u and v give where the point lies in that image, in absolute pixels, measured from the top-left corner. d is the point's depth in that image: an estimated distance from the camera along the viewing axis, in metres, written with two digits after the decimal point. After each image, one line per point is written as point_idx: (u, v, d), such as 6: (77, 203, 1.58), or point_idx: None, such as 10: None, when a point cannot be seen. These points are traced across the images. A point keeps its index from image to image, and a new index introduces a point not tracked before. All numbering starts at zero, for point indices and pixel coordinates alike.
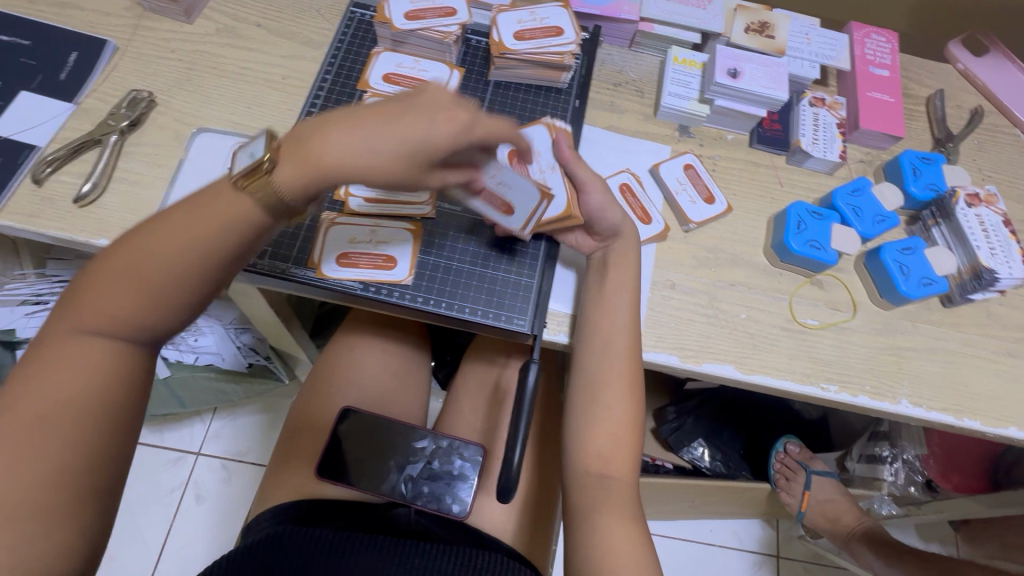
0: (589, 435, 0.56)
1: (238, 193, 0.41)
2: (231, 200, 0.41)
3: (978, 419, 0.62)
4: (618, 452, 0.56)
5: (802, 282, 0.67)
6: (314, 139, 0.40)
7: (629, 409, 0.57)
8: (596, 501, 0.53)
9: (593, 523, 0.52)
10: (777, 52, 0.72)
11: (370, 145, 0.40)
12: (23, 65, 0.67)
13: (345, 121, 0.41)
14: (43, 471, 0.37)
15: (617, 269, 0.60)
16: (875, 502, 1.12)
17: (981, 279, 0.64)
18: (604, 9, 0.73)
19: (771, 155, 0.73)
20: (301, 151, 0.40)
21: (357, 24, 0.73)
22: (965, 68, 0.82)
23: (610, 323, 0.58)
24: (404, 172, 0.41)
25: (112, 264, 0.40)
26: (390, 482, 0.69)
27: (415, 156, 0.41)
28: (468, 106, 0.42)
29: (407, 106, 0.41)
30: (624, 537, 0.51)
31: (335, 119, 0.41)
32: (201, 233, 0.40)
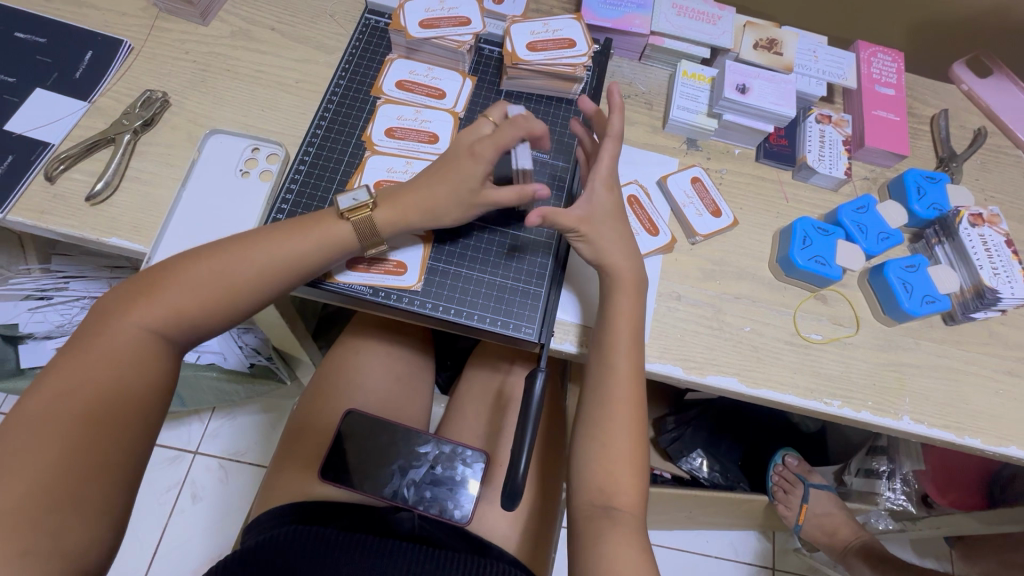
0: (594, 444, 0.56)
1: (344, 222, 0.57)
2: (340, 224, 0.57)
3: (979, 437, 0.63)
4: (622, 483, 0.55)
5: (806, 297, 0.67)
6: (401, 196, 0.59)
7: (627, 435, 0.56)
8: (598, 532, 0.53)
9: (598, 552, 0.52)
10: (785, 69, 0.73)
11: (433, 191, 0.58)
12: (39, 63, 0.67)
13: (412, 188, 0.59)
14: (89, 467, 0.43)
15: (608, 289, 0.59)
16: (872, 516, 1.13)
17: (983, 298, 0.64)
18: (615, 21, 0.73)
19: (777, 169, 0.74)
20: (394, 202, 0.58)
21: (371, 30, 0.74)
22: (969, 89, 0.83)
23: (618, 349, 0.57)
24: (455, 199, 0.58)
25: (200, 281, 0.52)
26: (393, 486, 0.69)
27: (462, 186, 0.58)
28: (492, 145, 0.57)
29: (449, 161, 0.59)
30: (631, 564, 0.50)
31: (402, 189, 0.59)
32: (290, 252, 0.55)
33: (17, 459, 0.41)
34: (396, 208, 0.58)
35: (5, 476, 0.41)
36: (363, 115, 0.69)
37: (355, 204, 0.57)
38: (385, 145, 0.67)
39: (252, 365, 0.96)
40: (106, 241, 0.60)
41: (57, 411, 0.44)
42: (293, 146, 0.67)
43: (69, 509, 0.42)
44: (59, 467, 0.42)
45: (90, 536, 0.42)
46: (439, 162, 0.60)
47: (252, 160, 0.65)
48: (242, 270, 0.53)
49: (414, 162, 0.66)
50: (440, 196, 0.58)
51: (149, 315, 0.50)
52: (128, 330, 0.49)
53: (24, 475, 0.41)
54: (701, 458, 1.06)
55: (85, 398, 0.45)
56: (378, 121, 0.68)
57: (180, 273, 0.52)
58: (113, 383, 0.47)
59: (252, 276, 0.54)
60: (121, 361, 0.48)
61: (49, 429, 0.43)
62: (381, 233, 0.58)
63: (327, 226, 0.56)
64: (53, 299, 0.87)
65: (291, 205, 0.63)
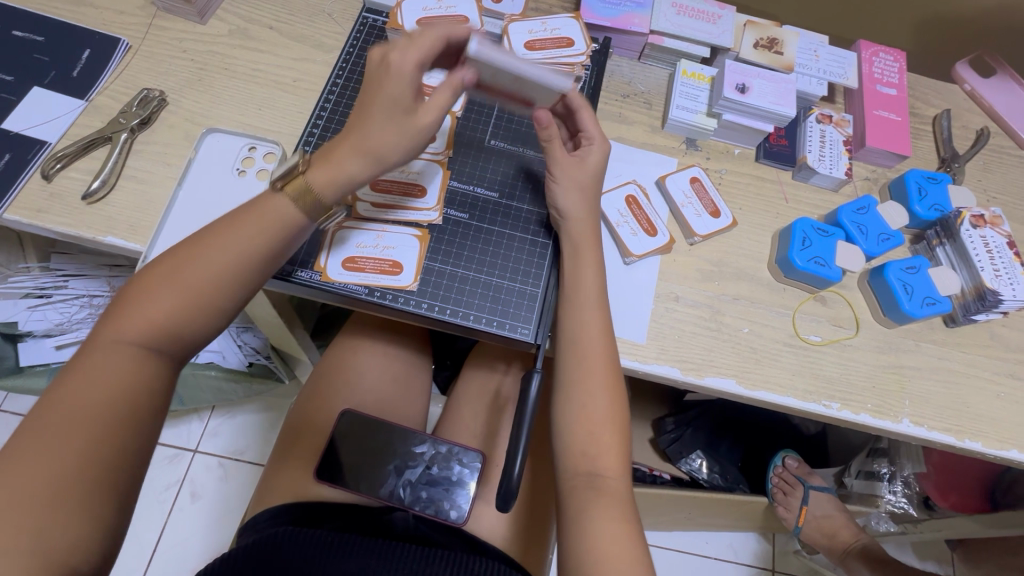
0: (572, 428, 0.55)
1: (280, 194, 0.52)
2: (277, 202, 0.52)
3: (979, 440, 0.62)
4: (602, 445, 0.54)
5: (805, 298, 0.67)
6: (331, 159, 0.52)
7: (610, 406, 0.55)
8: (583, 502, 0.52)
9: (581, 524, 0.51)
10: (786, 68, 0.72)
11: (380, 134, 0.52)
12: (37, 62, 0.67)
13: (350, 144, 0.52)
14: (85, 461, 0.41)
15: (588, 268, 0.59)
16: (872, 519, 1.14)
17: (984, 300, 0.64)
18: (614, 21, 0.73)
19: (777, 169, 0.73)
20: (328, 165, 0.53)
21: (369, 29, 0.74)
22: (972, 88, 0.82)
23: (589, 327, 0.57)
24: (395, 136, 0.52)
25: (188, 268, 0.49)
26: (389, 486, 0.69)
27: (402, 123, 0.52)
28: (450, 85, 0.52)
29: (376, 101, 0.52)
30: (614, 538, 0.49)
31: (342, 148, 0.53)
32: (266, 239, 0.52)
33: (20, 456, 0.40)
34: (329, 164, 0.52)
35: (9, 470, 0.40)
36: None
37: (285, 172, 0.53)
38: None
39: (252, 364, 0.97)
40: (102, 240, 0.60)
41: (63, 406, 0.43)
42: (289, 146, 0.67)
43: (55, 505, 0.40)
44: (54, 465, 0.40)
45: (78, 534, 0.40)
46: (364, 104, 0.52)
47: (248, 158, 0.65)
48: (228, 254, 0.50)
49: None
50: (384, 138, 0.52)
51: (141, 308, 0.47)
52: (141, 317, 0.47)
53: (9, 481, 0.39)
54: (701, 459, 1.05)
55: (91, 393, 0.44)
56: None
57: (160, 268, 0.49)
58: (118, 375, 0.45)
59: (233, 261, 0.50)
60: (123, 351, 0.46)
61: (45, 430, 0.42)
62: (324, 199, 0.53)
63: (268, 208, 0.52)
64: (52, 297, 0.88)
65: None
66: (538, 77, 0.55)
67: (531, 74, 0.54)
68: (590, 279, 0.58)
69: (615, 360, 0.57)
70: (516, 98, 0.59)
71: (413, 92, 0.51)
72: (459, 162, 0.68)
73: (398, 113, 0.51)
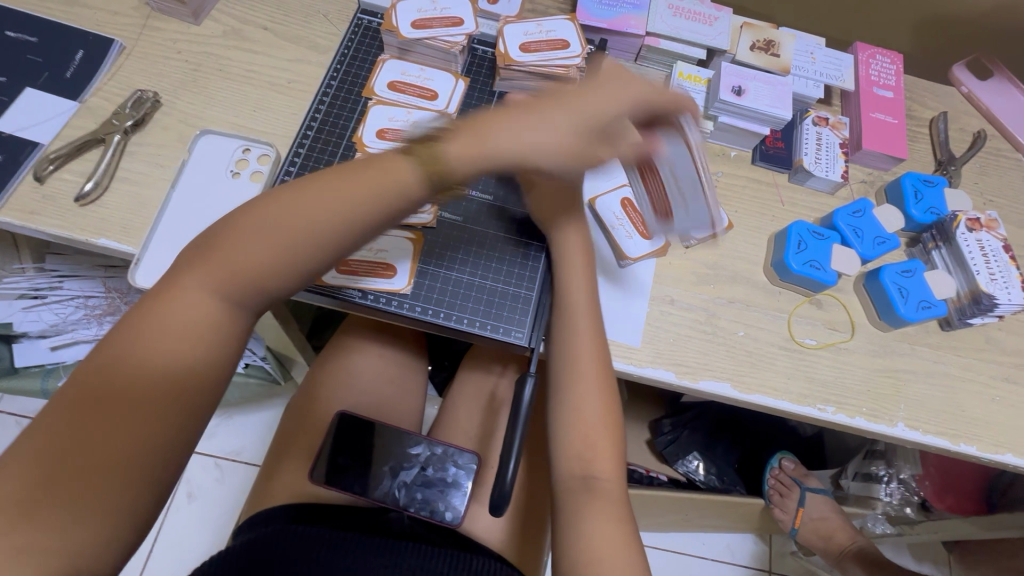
0: (568, 433, 0.55)
1: (400, 163, 0.42)
2: (392, 169, 0.42)
3: (974, 444, 0.62)
4: (598, 448, 0.54)
5: (801, 301, 0.67)
6: (496, 132, 0.41)
7: (603, 409, 0.56)
8: (576, 506, 0.51)
9: (578, 528, 0.50)
10: (782, 70, 0.72)
11: (541, 129, 0.41)
12: (30, 63, 0.67)
13: (513, 122, 0.41)
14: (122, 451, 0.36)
15: (579, 273, 0.60)
16: (869, 520, 1.13)
17: (980, 304, 0.64)
18: (610, 22, 0.73)
19: (773, 172, 0.73)
20: (473, 134, 0.41)
21: (364, 31, 0.74)
22: (969, 91, 0.82)
23: (581, 331, 0.57)
24: (569, 141, 0.41)
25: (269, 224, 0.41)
26: (384, 488, 0.69)
27: (580, 128, 0.41)
28: (636, 84, 0.44)
29: (585, 86, 0.43)
30: (609, 539, 0.49)
31: (490, 123, 0.41)
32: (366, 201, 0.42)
33: (59, 429, 0.35)
34: (476, 132, 0.41)
35: (46, 445, 0.35)
36: (354, 117, 0.68)
37: (417, 137, 0.43)
38: (376, 147, 0.66)
39: (247, 364, 0.97)
40: (95, 242, 0.60)
41: (112, 376, 0.37)
42: (283, 147, 0.67)
43: (90, 495, 0.35)
44: (90, 450, 0.35)
45: (104, 532, 0.35)
46: (547, 93, 0.43)
47: (242, 160, 0.65)
48: (318, 214, 0.41)
49: (414, 112, 0.68)
50: (547, 132, 0.41)
51: (215, 268, 0.41)
52: (208, 280, 0.41)
53: (45, 459, 0.34)
54: (698, 461, 1.05)
55: (142, 367, 0.38)
56: (370, 123, 0.67)
57: (250, 218, 0.42)
58: (175, 346, 0.39)
59: (323, 220, 0.41)
60: (188, 317, 0.40)
61: (89, 402, 0.36)
62: (450, 174, 0.41)
63: (379, 170, 0.42)
64: (47, 298, 0.88)
65: None
66: (703, 187, 0.52)
67: (703, 173, 0.51)
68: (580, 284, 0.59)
69: (609, 364, 0.58)
70: (662, 202, 0.56)
71: (618, 120, 0.43)
72: None
73: (574, 108, 0.42)
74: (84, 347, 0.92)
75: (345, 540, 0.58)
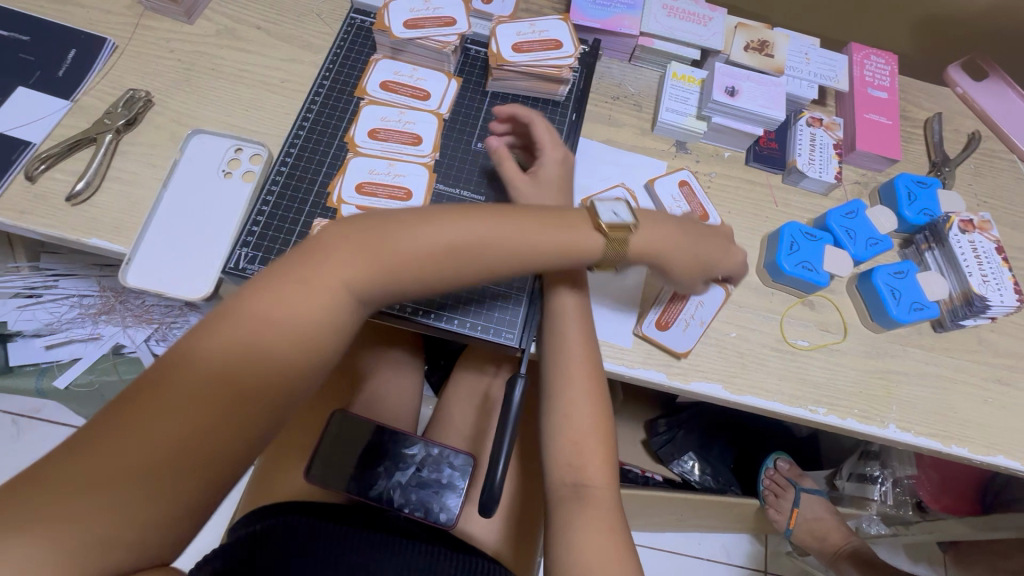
0: (559, 441, 0.55)
1: (593, 234, 0.53)
2: (585, 235, 0.53)
3: (965, 446, 0.62)
4: (588, 454, 0.54)
5: (793, 302, 0.67)
6: (650, 233, 0.56)
7: (595, 414, 0.56)
8: (568, 516, 0.52)
9: (569, 540, 0.50)
10: (776, 71, 0.72)
11: (678, 250, 0.58)
12: (22, 62, 0.67)
13: (661, 229, 0.57)
14: (223, 436, 0.39)
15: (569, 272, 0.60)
16: (863, 521, 1.13)
17: (972, 306, 0.63)
18: (604, 22, 0.73)
19: (766, 172, 0.73)
20: (646, 229, 0.56)
21: (357, 30, 0.74)
22: (964, 92, 0.82)
23: (571, 330, 0.58)
24: (686, 264, 0.58)
25: (403, 245, 0.47)
26: (379, 489, 0.68)
27: (701, 266, 0.59)
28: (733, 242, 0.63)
29: (714, 231, 0.62)
30: (600, 548, 0.49)
31: (650, 225, 0.57)
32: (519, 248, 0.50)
33: (179, 402, 0.38)
34: (646, 232, 0.56)
35: (165, 416, 0.37)
36: (346, 116, 0.68)
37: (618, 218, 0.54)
38: (368, 146, 0.67)
39: None
40: (86, 242, 0.59)
41: (228, 356, 0.40)
42: (276, 147, 0.67)
43: (173, 474, 0.37)
44: (199, 429, 0.38)
45: (177, 511, 0.38)
46: (691, 223, 0.60)
47: (234, 159, 0.65)
48: (465, 247, 0.49)
49: (407, 112, 0.69)
50: (680, 253, 0.58)
51: (349, 271, 0.45)
52: (334, 282, 0.45)
53: (163, 428, 0.37)
54: (693, 461, 1.05)
55: (257, 354, 0.41)
56: (362, 122, 0.68)
57: (387, 232, 0.47)
58: (287, 342, 0.42)
59: (460, 255, 0.49)
60: (304, 311, 0.43)
61: (207, 379, 0.39)
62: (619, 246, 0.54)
63: (566, 229, 0.53)
64: (41, 296, 0.88)
65: (274, 202, 0.63)
66: (707, 317, 0.63)
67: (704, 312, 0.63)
68: (561, 291, 0.60)
69: (600, 368, 0.58)
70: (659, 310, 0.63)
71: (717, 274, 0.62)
72: (445, 164, 0.68)
73: (694, 242, 0.59)
74: (78, 347, 0.91)
75: (345, 543, 0.58)
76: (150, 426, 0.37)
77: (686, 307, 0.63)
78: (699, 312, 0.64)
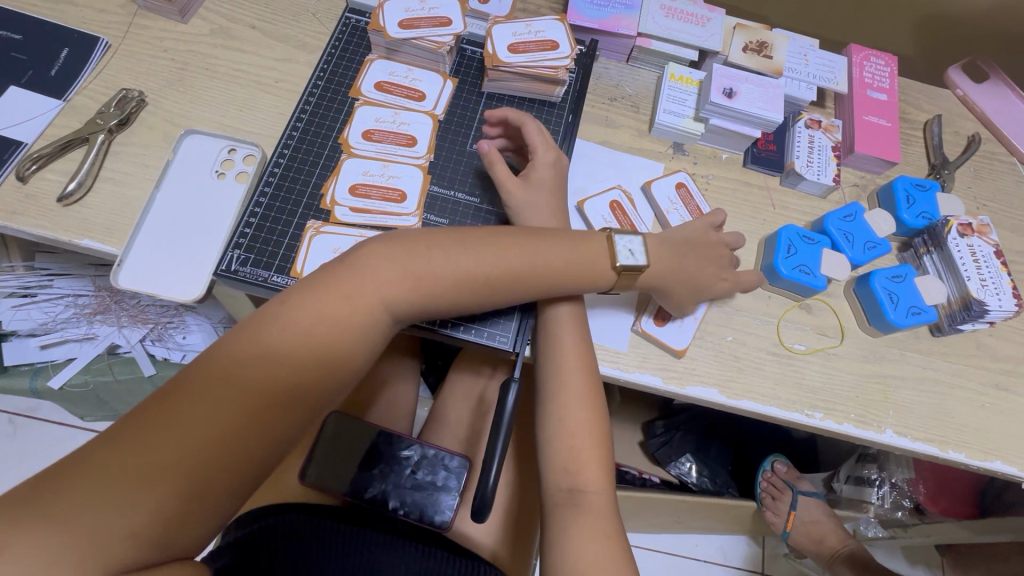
0: (554, 446, 0.55)
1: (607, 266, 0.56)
2: (603, 263, 0.56)
3: (962, 451, 0.62)
4: (583, 459, 0.54)
5: (790, 306, 0.66)
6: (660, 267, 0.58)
7: (590, 418, 0.55)
8: (563, 522, 0.51)
9: (564, 545, 0.50)
10: (774, 72, 0.72)
11: (686, 279, 0.59)
12: (14, 61, 0.66)
13: (672, 260, 0.59)
14: (246, 436, 0.40)
15: None
16: (861, 524, 1.15)
17: (970, 310, 0.63)
18: (601, 23, 0.72)
19: (764, 175, 0.72)
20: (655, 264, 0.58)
21: (352, 30, 0.73)
22: (964, 94, 0.81)
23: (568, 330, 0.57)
24: (693, 293, 0.60)
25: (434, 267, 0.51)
26: (374, 490, 0.68)
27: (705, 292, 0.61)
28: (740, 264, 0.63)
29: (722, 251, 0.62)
30: (595, 553, 0.49)
31: (660, 258, 0.58)
32: (540, 269, 0.53)
33: (220, 395, 0.40)
34: (657, 267, 0.58)
35: (205, 408, 0.39)
36: (341, 116, 0.68)
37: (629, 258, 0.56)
38: (362, 148, 0.66)
39: None
40: (77, 243, 0.59)
41: (269, 359, 0.43)
42: (269, 147, 0.66)
43: (201, 465, 0.38)
44: (230, 425, 0.40)
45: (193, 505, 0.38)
46: (701, 245, 0.61)
47: (228, 161, 0.64)
48: (490, 269, 0.52)
49: (402, 113, 0.68)
50: (688, 284, 0.59)
51: (382, 286, 0.49)
52: (370, 296, 0.48)
53: (200, 420, 0.39)
54: (690, 462, 1.04)
55: (293, 361, 0.44)
56: (356, 123, 0.67)
57: (421, 253, 0.51)
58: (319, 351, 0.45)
59: (482, 277, 0.51)
60: (338, 323, 0.46)
61: (249, 377, 0.42)
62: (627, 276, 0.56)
63: (585, 251, 0.55)
64: (36, 296, 0.87)
65: (266, 206, 0.62)
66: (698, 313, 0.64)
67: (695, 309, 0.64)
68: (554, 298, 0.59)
69: (596, 371, 0.58)
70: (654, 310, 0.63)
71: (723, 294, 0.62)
72: (440, 165, 0.67)
73: (703, 272, 0.60)
74: (73, 346, 0.91)
75: (340, 546, 0.58)
76: (192, 415, 0.39)
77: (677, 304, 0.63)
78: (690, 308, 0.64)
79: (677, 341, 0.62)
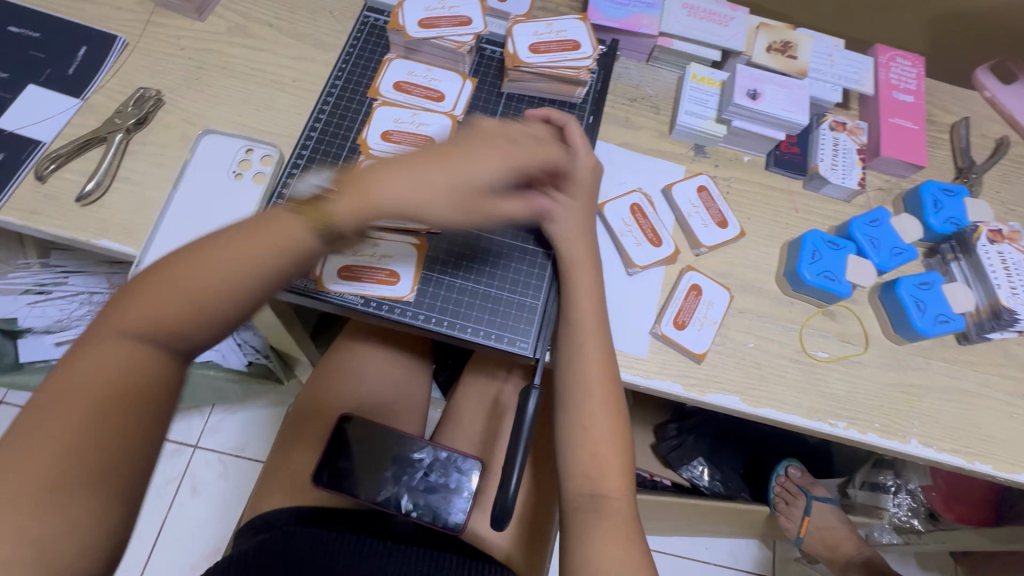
0: (576, 453, 0.54)
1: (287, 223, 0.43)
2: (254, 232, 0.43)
3: (989, 462, 0.60)
4: (606, 467, 0.53)
5: (813, 312, 0.65)
6: (372, 179, 0.43)
7: (612, 425, 0.55)
8: (584, 527, 0.51)
9: (587, 550, 0.49)
10: (799, 73, 0.70)
11: (416, 188, 0.43)
12: (32, 59, 0.66)
13: (402, 165, 0.44)
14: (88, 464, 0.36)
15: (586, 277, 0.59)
16: (875, 529, 1.13)
17: (999, 319, 0.61)
18: (622, 22, 0.71)
19: (787, 178, 0.71)
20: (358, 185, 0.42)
21: (369, 29, 0.72)
22: (993, 96, 0.79)
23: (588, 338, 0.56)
24: (450, 203, 0.45)
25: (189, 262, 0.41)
26: (388, 493, 0.67)
27: (461, 191, 0.45)
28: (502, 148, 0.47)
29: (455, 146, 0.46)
30: (620, 560, 0.48)
31: (397, 169, 0.44)
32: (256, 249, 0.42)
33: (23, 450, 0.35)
34: (359, 188, 0.42)
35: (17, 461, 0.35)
36: (359, 116, 0.67)
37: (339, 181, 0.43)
38: (380, 148, 0.66)
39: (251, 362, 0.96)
40: (95, 243, 0.59)
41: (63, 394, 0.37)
42: (287, 147, 0.66)
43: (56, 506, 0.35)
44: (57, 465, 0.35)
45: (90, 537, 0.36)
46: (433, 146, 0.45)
47: (245, 160, 0.63)
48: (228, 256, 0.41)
49: (420, 113, 0.67)
50: (438, 198, 0.44)
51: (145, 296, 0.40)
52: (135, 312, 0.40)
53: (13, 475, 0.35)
54: (703, 466, 1.03)
55: (91, 388, 0.38)
56: (375, 124, 0.66)
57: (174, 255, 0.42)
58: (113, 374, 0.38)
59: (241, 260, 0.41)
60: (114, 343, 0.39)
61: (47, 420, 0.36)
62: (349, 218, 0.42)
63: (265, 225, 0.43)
64: (52, 293, 0.87)
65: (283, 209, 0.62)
66: (717, 316, 0.63)
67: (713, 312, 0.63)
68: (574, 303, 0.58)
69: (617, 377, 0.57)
70: (674, 313, 0.62)
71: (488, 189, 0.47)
72: None
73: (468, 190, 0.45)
74: None
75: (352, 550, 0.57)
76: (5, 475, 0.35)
77: (696, 308, 0.62)
78: (709, 310, 0.63)
79: (697, 345, 0.61)
